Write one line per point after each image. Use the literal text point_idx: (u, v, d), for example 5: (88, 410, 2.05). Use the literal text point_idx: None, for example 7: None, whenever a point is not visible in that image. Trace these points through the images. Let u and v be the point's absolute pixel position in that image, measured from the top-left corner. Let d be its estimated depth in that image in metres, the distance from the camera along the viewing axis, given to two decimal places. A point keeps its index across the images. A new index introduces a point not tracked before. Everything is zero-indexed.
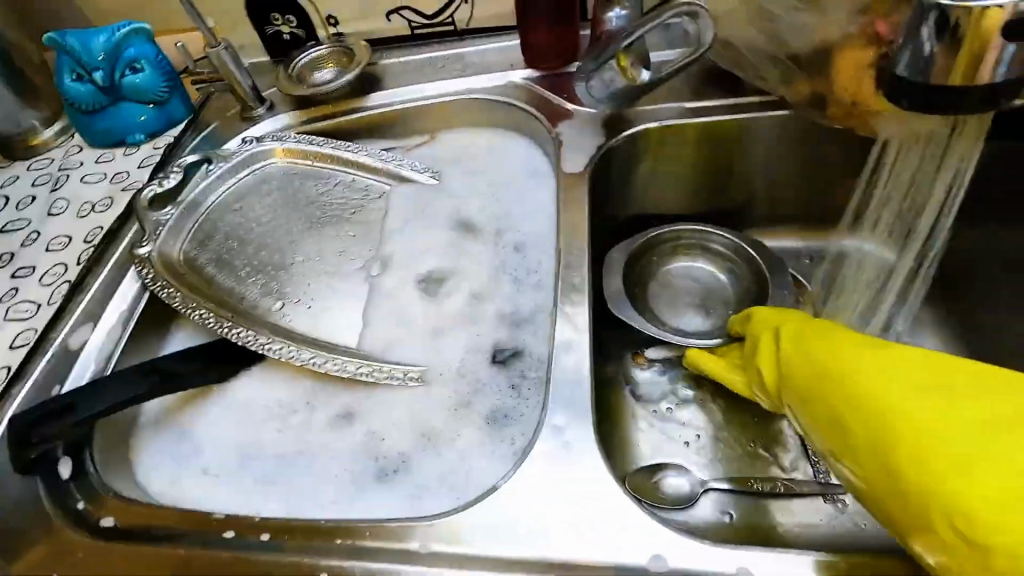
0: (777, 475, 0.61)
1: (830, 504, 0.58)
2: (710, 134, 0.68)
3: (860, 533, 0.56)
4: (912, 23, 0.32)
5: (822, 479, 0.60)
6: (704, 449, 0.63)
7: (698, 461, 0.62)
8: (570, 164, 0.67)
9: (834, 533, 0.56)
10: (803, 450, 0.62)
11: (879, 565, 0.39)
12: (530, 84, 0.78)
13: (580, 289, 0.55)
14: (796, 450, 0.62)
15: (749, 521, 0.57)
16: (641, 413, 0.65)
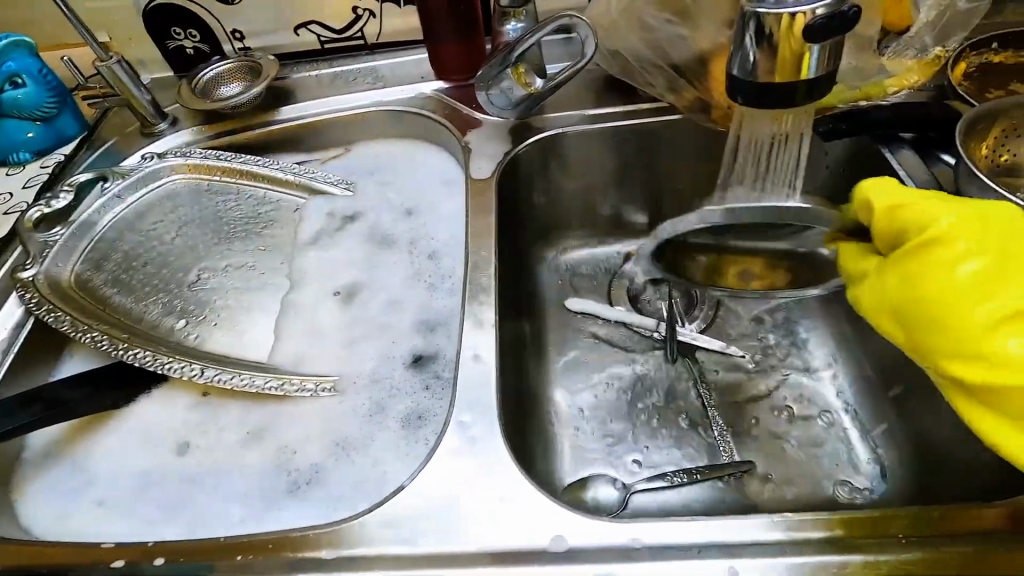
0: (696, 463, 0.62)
1: (745, 485, 0.60)
2: (611, 140, 0.72)
3: (773, 506, 0.58)
4: (738, 31, 0.36)
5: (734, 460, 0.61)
6: (622, 437, 0.65)
7: (615, 450, 0.64)
8: (478, 171, 0.69)
9: (745, 501, 0.59)
10: (716, 436, 0.63)
11: (879, 520, 0.41)
12: (441, 95, 0.80)
13: (487, 290, 0.57)
14: (710, 438, 0.63)
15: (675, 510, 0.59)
16: (565, 434, 0.66)
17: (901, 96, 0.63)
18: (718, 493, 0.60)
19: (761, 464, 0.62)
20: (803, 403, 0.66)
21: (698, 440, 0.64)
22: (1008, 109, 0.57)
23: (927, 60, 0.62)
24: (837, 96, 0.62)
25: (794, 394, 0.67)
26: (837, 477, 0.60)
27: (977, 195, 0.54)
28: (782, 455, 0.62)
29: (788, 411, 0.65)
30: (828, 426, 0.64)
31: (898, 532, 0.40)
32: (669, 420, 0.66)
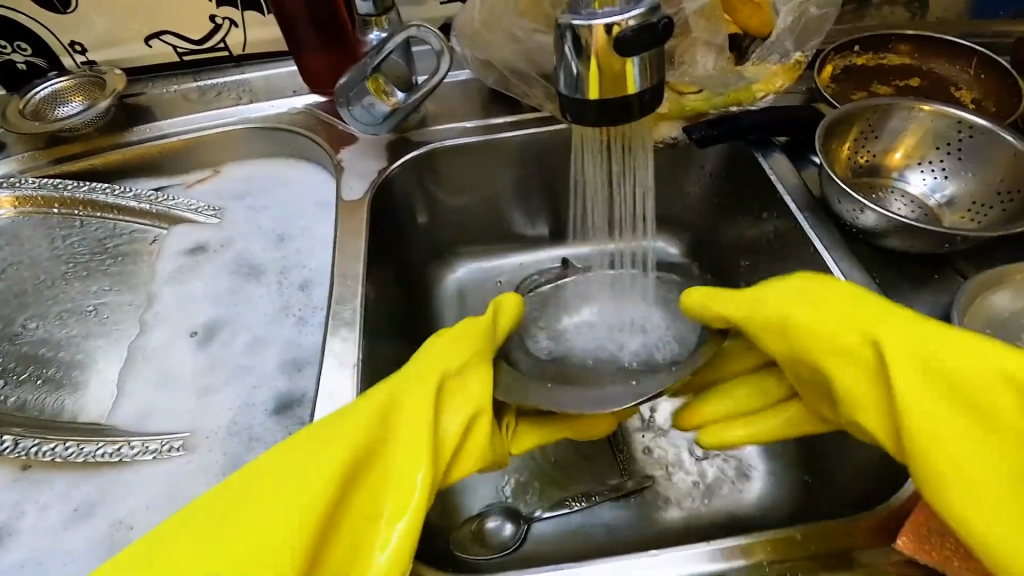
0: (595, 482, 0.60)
1: (644, 504, 0.59)
2: (493, 151, 0.70)
3: (670, 528, 0.57)
4: (558, 44, 0.34)
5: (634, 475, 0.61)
6: (523, 471, 0.61)
7: (516, 479, 0.61)
8: (349, 191, 0.64)
9: (642, 532, 0.57)
10: (617, 457, 0.62)
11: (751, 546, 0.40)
12: (314, 110, 0.74)
13: (351, 324, 0.53)
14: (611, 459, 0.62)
15: (573, 541, 0.56)
16: None
17: (767, 101, 0.64)
18: (615, 524, 0.58)
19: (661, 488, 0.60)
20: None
21: (599, 460, 0.62)
22: (861, 112, 0.58)
23: (789, 65, 0.62)
24: (708, 102, 0.62)
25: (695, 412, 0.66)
26: (733, 493, 0.59)
27: (841, 200, 0.54)
28: (682, 477, 0.61)
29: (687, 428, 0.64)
30: (726, 441, 0.63)
31: (780, 555, 0.39)
32: (566, 449, 0.63)
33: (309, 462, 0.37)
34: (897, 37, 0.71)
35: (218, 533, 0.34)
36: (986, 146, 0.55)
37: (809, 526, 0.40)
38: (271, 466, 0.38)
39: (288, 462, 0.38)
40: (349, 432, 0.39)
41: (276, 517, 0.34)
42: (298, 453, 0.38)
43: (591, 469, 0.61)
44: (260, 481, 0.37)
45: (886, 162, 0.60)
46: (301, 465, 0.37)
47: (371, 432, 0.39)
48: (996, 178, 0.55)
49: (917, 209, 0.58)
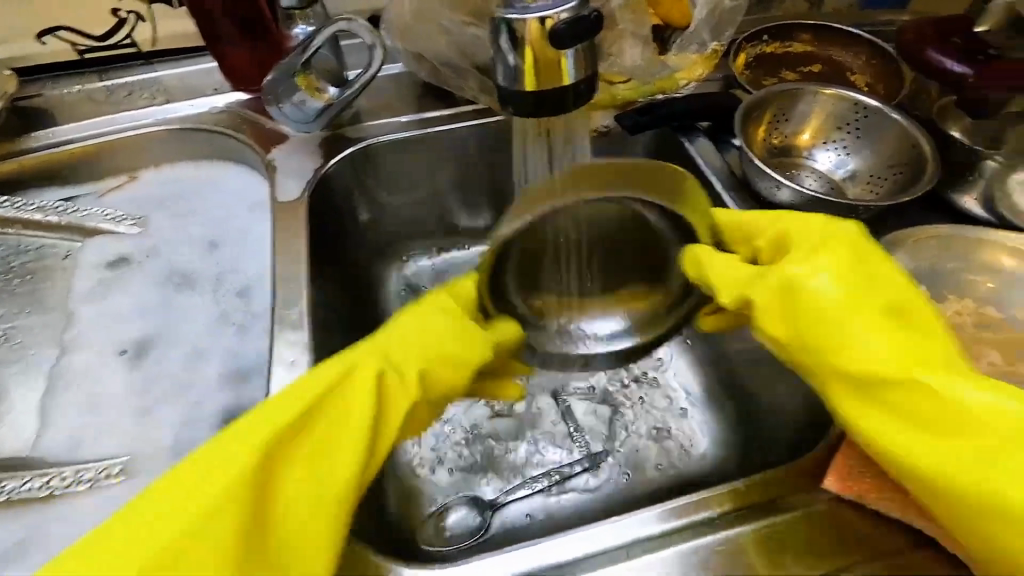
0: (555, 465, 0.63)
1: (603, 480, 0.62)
2: (432, 146, 0.70)
3: (628, 499, 0.60)
4: (493, 36, 0.34)
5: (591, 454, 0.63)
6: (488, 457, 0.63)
7: (480, 469, 0.62)
8: (284, 191, 0.62)
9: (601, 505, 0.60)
10: (573, 439, 0.64)
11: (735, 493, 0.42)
12: (239, 108, 0.70)
13: (298, 328, 0.51)
14: (567, 442, 0.64)
15: (538, 525, 0.58)
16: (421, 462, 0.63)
17: (690, 88, 0.67)
18: (577, 498, 0.60)
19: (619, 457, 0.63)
20: (661, 388, 0.69)
21: (556, 443, 0.64)
22: (773, 97, 0.63)
23: (708, 54, 0.66)
24: (636, 91, 0.65)
25: (652, 382, 0.69)
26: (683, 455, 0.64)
27: (760, 179, 0.59)
28: (640, 446, 0.64)
29: (645, 397, 0.68)
30: (679, 407, 0.67)
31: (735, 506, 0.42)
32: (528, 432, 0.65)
33: (279, 427, 0.41)
34: (799, 27, 0.78)
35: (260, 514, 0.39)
36: (879, 125, 0.61)
37: (758, 475, 0.43)
38: (243, 459, 0.39)
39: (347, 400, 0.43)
40: (327, 401, 0.43)
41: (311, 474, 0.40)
42: (247, 435, 0.40)
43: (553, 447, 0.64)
44: (249, 466, 0.39)
45: (795, 143, 0.65)
46: (291, 437, 0.41)
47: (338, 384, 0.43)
48: (888, 154, 0.61)
49: (824, 184, 0.63)
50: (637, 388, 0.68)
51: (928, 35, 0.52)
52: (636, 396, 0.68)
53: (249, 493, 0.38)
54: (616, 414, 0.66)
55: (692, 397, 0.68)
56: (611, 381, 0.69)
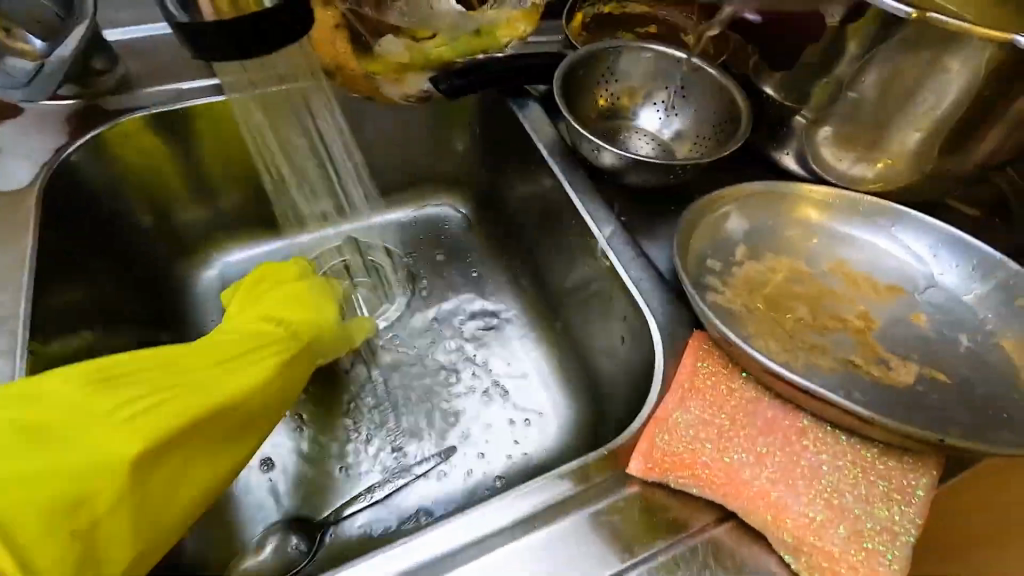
0: (393, 472, 0.58)
1: (445, 481, 0.58)
2: (223, 118, 0.59)
3: (471, 500, 0.57)
4: None
5: (434, 456, 0.59)
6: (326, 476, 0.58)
7: (314, 488, 0.57)
8: (7, 179, 0.49)
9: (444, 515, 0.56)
10: (415, 440, 0.60)
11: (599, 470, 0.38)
12: None
13: (9, 350, 0.40)
14: (408, 445, 0.60)
15: (375, 539, 0.55)
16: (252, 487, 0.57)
17: (514, 48, 0.62)
18: (420, 511, 0.56)
19: (467, 461, 0.59)
20: (515, 379, 0.65)
21: (396, 449, 0.60)
22: (596, 55, 0.59)
23: (528, 10, 0.60)
24: (452, 50, 0.58)
25: (506, 373, 0.65)
26: (534, 452, 0.61)
27: (582, 142, 0.55)
28: (489, 446, 0.60)
29: (496, 391, 0.64)
30: (532, 399, 0.64)
31: (542, 501, 0.37)
32: (371, 445, 0.60)
33: (138, 394, 0.40)
34: None
35: (171, 472, 0.40)
36: (700, 83, 0.59)
37: (573, 463, 0.38)
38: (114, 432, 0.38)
39: (214, 372, 0.45)
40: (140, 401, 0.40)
41: (200, 417, 0.42)
42: (95, 405, 0.39)
43: (397, 458, 0.59)
44: (137, 436, 0.38)
45: (625, 103, 0.62)
46: (163, 397, 0.41)
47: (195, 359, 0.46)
48: (710, 112, 0.59)
49: (654, 146, 0.61)
50: (490, 382, 0.64)
51: None
52: (489, 390, 0.64)
53: (151, 456, 0.39)
54: (466, 413, 0.62)
55: (546, 386, 0.64)
56: (462, 377, 0.64)
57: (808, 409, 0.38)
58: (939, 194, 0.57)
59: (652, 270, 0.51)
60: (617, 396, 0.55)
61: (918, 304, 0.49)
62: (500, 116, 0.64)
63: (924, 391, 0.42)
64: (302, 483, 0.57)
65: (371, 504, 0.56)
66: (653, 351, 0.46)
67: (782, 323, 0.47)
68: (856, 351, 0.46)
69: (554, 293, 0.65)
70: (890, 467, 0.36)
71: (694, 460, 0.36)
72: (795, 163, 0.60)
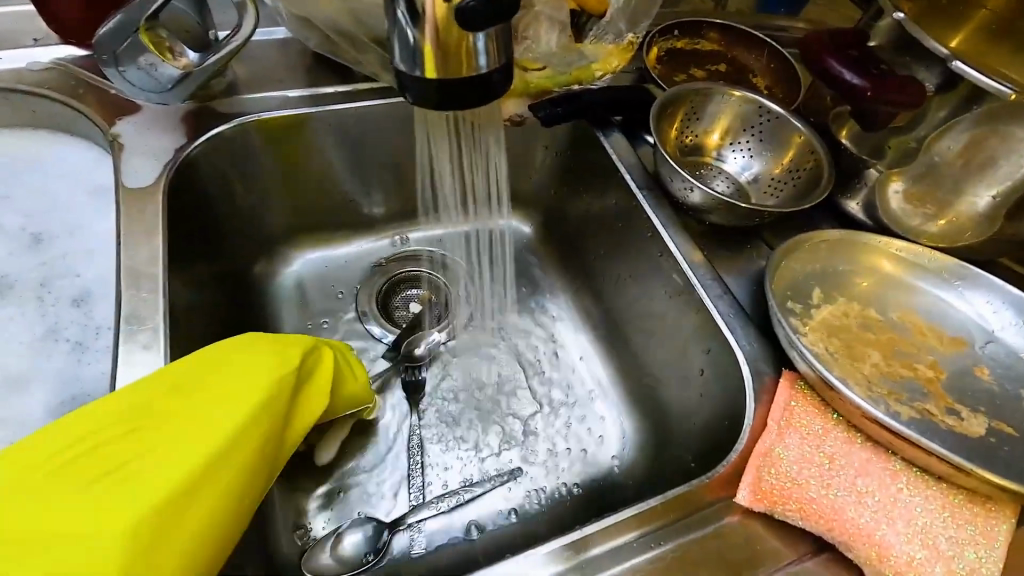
0: (465, 481, 0.61)
1: (513, 493, 0.61)
2: (327, 128, 0.61)
3: (535, 515, 0.61)
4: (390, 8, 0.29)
5: (503, 468, 0.62)
6: (402, 476, 0.60)
7: (387, 490, 0.60)
8: (132, 176, 0.51)
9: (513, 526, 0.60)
10: (484, 451, 0.63)
11: (699, 498, 0.42)
12: (70, 66, 0.56)
13: (151, 347, 0.42)
14: (479, 455, 0.63)
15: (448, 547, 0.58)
16: (329, 482, 0.60)
17: (607, 80, 0.64)
18: (488, 520, 0.60)
19: (531, 478, 0.62)
20: (579, 399, 0.67)
21: (468, 458, 0.62)
22: (685, 95, 0.62)
23: (624, 45, 0.63)
24: (551, 80, 0.61)
25: (570, 394, 0.68)
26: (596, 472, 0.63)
27: (673, 179, 0.58)
28: (552, 464, 0.63)
29: (561, 411, 0.66)
30: (594, 421, 0.66)
31: (652, 526, 0.40)
32: (446, 453, 0.62)
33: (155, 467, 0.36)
34: (707, 24, 0.78)
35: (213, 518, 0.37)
36: (781, 129, 0.62)
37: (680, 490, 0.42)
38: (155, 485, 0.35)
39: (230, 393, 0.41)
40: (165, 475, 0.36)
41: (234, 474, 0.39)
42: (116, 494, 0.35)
43: (468, 467, 0.62)
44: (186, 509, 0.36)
45: (706, 142, 0.65)
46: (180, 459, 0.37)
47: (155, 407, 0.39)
48: (788, 158, 0.62)
49: (731, 185, 0.65)
50: (553, 401, 0.67)
51: (826, 46, 0.53)
52: (548, 408, 0.66)
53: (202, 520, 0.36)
54: (532, 429, 0.65)
55: (609, 409, 0.67)
56: (528, 394, 0.67)
57: (901, 455, 0.41)
58: (994, 253, 0.61)
59: (737, 308, 0.54)
60: (688, 424, 0.58)
61: (980, 358, 0.52)
62: (584, 142, 0.67)
63: (993, 442, 0.46)
64: (377, 484, 0.60)
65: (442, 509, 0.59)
66: (741, 387, 0.49)
67: (859, 368, 0.50)
68: (928, 398, 0.49)
69: (620, 317, 0.68)
70: (976, 513, 0.39)
71: (802, 498, 0.39)
72: (861, 213, 0.61)
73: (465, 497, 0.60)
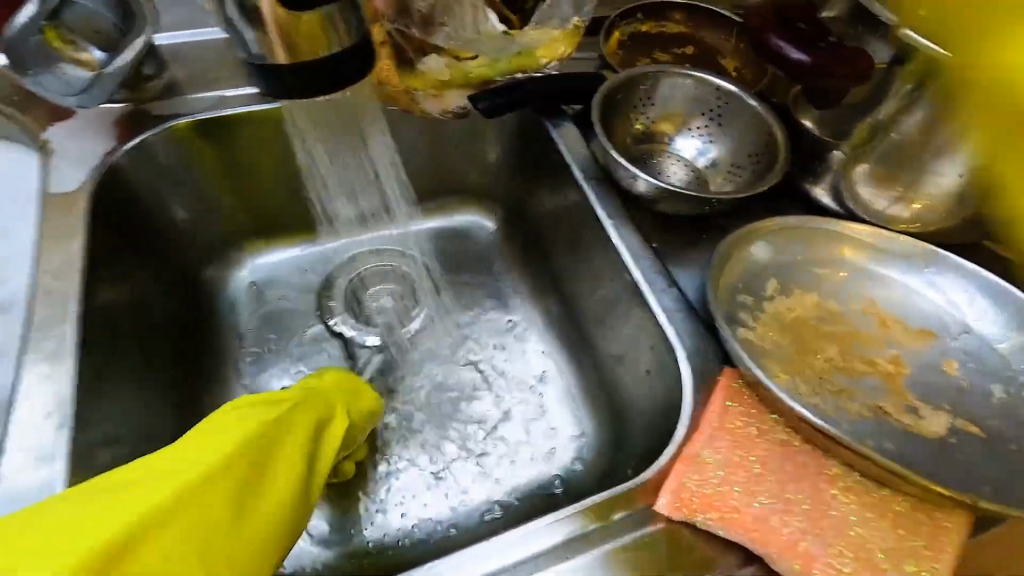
0: (424, 491, 0.59)
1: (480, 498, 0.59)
2: (268, 127, 0.60)
3: (500, 516, 0.58)
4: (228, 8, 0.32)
5: (466, 476, 0.60)
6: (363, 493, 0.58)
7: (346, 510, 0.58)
8: (57, 182, 0.51)
9: (466, 526, 0.58)
10: (441, 459, 0.61)
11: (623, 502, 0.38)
12: (4, 72, 0.56)
13: (58, 354, 0.41)
14: (436, 463, 0.60)
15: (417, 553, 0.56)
16: None
17: (553, 68, 0.62)
18: (434, 521, 0.58)
19: (485, 477, 0.60)
20: (536, 397, 0.65)
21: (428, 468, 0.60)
22: (636, 80, 0.60)
23: (570, 30, 0.61)
24: (493, 69, 0.59)
25: (527, 393, 0.65)
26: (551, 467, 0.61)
27: (618, 168, 0.55)
28: (517, 461, 0.61)
29: (518, 411, 0.64)
30: (551, 418, 0.64)
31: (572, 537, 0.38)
32: (397, 455, 0.61)
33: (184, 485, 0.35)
34: (671, 5, 0.75)
35: None
36: (738, 112, 0.59)
37: (607, 494, 0.39)
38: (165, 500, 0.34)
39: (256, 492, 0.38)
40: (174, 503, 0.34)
41: None
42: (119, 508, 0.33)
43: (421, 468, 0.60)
44: None
45: (662, 129, 0.62)
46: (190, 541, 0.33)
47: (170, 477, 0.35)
48: (749, 142, 0.59)
49: (689, 172, 0.61)
50: (512, 401, 0.65)
51: (774, 18, 0.49)
52: (507, 409, 0.64)
53: None
54: (488, 430, 0.63)
55: (566, 407, 0.64)
56: (484, 394, 0.65)
57: (844, 459, 0.38)
58: (973, 238, 0.57)
59: (684, 303, 0.51)
60: (641, 425, 0.55)
61: (950, 351, 0.49)
62: (534, 133, 0.64)
63: (953, 443, 0.43)
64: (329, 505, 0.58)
65: (390, 516, 0.58)
66: (682, 385, 0.46)
67: (811, 363, 0.47)
68: (885, 396, 0.46)
69: (577, 313, 0.65)
70: (920, 523, 0.36)
71: (722, 501, 0.37)
72: (827, 197, 0.57)
73: (415, 501, 0.58)
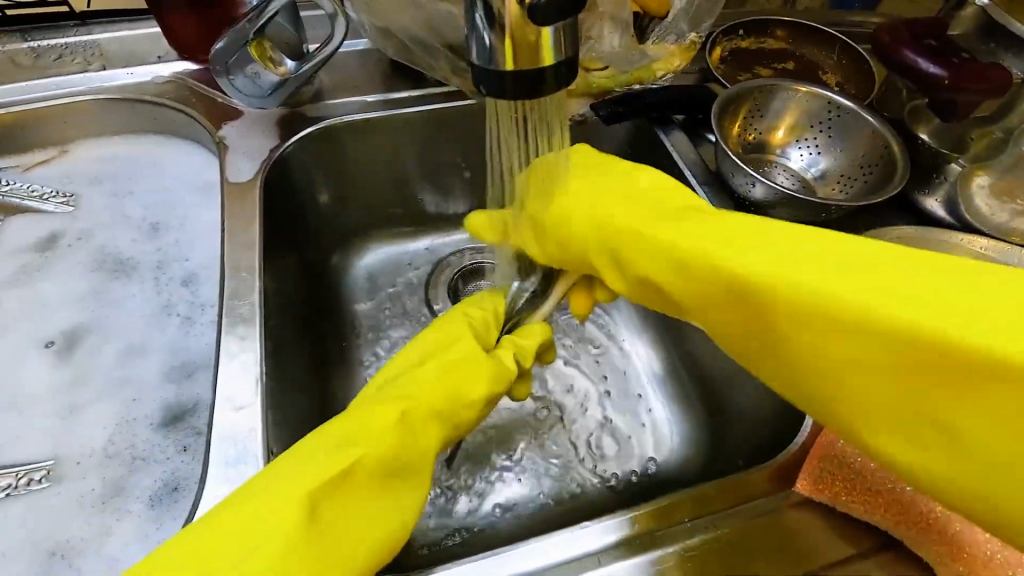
0: (547, 468, 0.60)
1: (597, 474, 0.60)
2: (402, 129, 0.66)
3: (617, 487, 0.60)
4: (469, 18, 0.32)
5: (584, 456, 0.62)
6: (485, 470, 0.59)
7: (472, 486, 0.58)
8: (234, 172, 0.58)
9: (557, 511, 0.58)
10: (554, 440, 0.62)
11: (746, 482, 0.43)
12: (185, 78, 0.65)
13: (248, 319, 0.47)
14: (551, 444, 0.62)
15: (543, 521, 0.57)
16: None
17: (668, 80, 0.66)
18: (517, 502, 0.58)
19: (566, 474, 0.60)
20: (633, 386, 0.67)
21: (548, 451, 0.61)
22: (749, 91, 0.63)
23: (685, 45, 0.64)
24: (613, 80, 0.63)
25: (624, 385, 0.67)
26: (631, 470, 0.61)
27: (735, 174, 0.58)
28: (627, 445, 0.63)
29: (604, 412, 0.65)
30: (637, 419, 0.65)
31: (704, 511, 0.41)
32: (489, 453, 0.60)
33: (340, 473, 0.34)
34: (774, 22, 0.77)
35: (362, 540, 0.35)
36: (850, 124, 0.61)
37: (721, 481, 0.43)
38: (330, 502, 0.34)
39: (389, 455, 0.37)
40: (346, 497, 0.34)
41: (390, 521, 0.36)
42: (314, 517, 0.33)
43: (505, 461, 0.60)
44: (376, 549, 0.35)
45: (770, 139, 0.64)
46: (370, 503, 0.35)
47: (300, 520, 0.31)
48: (860, 152, 0.61)
49: (796, 182, 0.63)
50: (612, 392, 0.66)
51: (903, 35, 0.51)
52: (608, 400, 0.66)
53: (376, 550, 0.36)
54: (571, 430, 0.63)
55: (666, 410, 0.65)
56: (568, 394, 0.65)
57: None
58: None
59: None
60: (750, 421, 0.57)
61: None
62: (643, 140, 0.68)
63: None
64: (459, 482, 0.59)
65: (501, 490, 0.58)
66: None
67: None
68: None
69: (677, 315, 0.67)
70: None
71: (865, 489, 0.41)
72: (941, 209, 0.57)
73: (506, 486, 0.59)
